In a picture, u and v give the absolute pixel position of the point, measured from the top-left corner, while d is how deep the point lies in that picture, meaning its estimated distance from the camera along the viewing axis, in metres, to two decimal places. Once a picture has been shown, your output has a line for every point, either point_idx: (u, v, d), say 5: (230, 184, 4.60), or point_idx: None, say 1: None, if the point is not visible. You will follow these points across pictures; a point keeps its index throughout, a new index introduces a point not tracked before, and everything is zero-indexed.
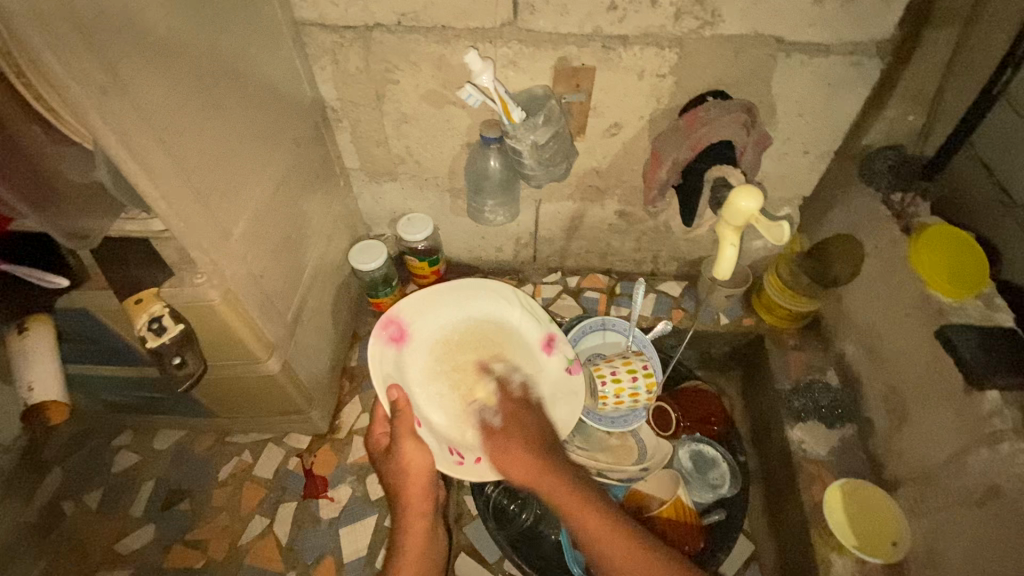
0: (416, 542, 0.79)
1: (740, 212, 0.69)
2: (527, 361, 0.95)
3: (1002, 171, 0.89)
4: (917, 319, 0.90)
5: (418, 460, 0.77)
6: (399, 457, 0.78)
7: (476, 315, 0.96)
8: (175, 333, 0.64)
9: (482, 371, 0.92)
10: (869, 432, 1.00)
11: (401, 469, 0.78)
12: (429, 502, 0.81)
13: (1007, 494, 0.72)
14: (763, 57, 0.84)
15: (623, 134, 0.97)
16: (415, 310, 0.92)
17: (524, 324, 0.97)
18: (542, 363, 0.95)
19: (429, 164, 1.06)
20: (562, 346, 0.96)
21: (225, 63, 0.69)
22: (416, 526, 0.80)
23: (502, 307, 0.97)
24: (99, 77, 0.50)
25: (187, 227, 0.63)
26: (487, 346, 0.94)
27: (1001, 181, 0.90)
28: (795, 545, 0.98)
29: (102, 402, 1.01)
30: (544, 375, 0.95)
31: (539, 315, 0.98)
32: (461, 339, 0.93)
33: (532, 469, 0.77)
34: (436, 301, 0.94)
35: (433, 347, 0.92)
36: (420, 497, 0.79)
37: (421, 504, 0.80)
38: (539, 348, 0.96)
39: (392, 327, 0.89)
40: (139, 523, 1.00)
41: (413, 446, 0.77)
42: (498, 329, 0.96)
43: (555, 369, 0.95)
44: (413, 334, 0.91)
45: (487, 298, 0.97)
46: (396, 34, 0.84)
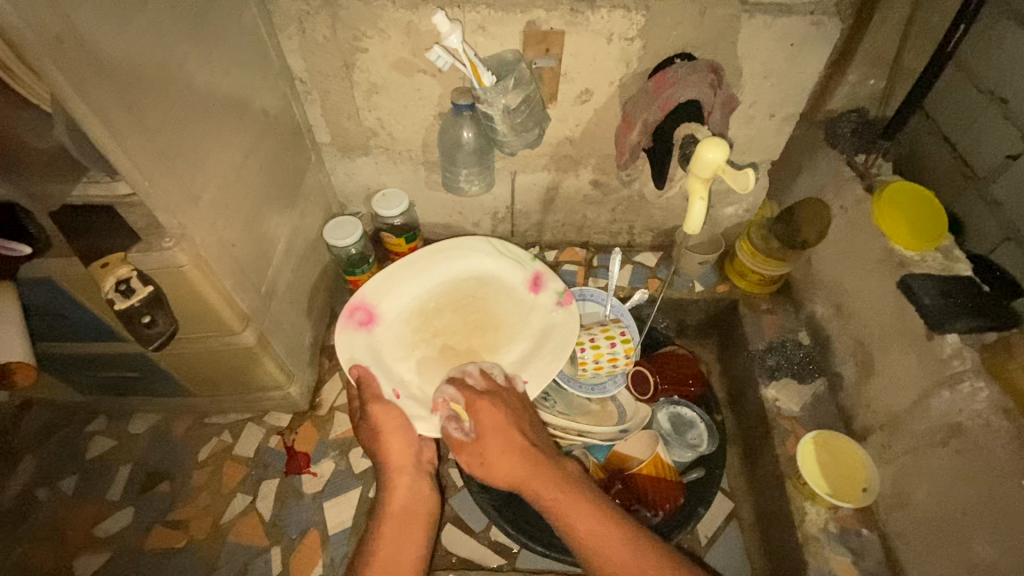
0: (400, 496, 0.80)
1: (707, 164, 0.71)
2: (514, 306, 0.95)
3: (963, 145, 0.95)
4: (880, 273, 0.93)
5: (388, 419, 0.80)
6: (371, 420, 0.81)
7: (453, 276, 0.97)
8: (144, 294, 0.64)
9: (467, 326, 0.93)
10: (840, 386, 1.03)
11: (377, 430, 0.81)
12: (409, 455, 0.81)
13: (968, 431, 0.75)
14: (727, 18, 0.86)
15: (594, 100, 0.98)
16: (381, 290, 0.93)
17: (503, 270, 0.98)
18: (529, 304, 0.95)
19: (402, 136, 1.06)
20: (548, 282, 0.97)
21: (185, 23, 0.68)
22: (400, 482, 0.80)
23: (476, 258, 0.98)
24: (53, 25, 0.48)
25: (152, 187, 0.62)
26: (467, 304, 0.95)
27: (962, 154, 0.96)
28: (771, 497, 1.00)
29: (74, 385, 0.99)
30: (533, 313, 0.95)
31: (516, 257, 0.99)
32: (437, 303, 0.94)
33: (515, 467, 0.74)
34: (403, 274, 0.95)
35: (408, 319, 0.92)
36: (398, 453, 0.81)
37: (400, 461, 0.81)
38: (525, 289, 0.97)
39: (359, 312, 0.90)
40: (117, 506, 0.98)
41: (381, 409, 0.81)
42: (477, 285, 0.97)
43: (545, 305, 0.95)
44: (383, 313, 0.92)
45: (458, 257, 0.98)
46: (363, 0, 0.83)
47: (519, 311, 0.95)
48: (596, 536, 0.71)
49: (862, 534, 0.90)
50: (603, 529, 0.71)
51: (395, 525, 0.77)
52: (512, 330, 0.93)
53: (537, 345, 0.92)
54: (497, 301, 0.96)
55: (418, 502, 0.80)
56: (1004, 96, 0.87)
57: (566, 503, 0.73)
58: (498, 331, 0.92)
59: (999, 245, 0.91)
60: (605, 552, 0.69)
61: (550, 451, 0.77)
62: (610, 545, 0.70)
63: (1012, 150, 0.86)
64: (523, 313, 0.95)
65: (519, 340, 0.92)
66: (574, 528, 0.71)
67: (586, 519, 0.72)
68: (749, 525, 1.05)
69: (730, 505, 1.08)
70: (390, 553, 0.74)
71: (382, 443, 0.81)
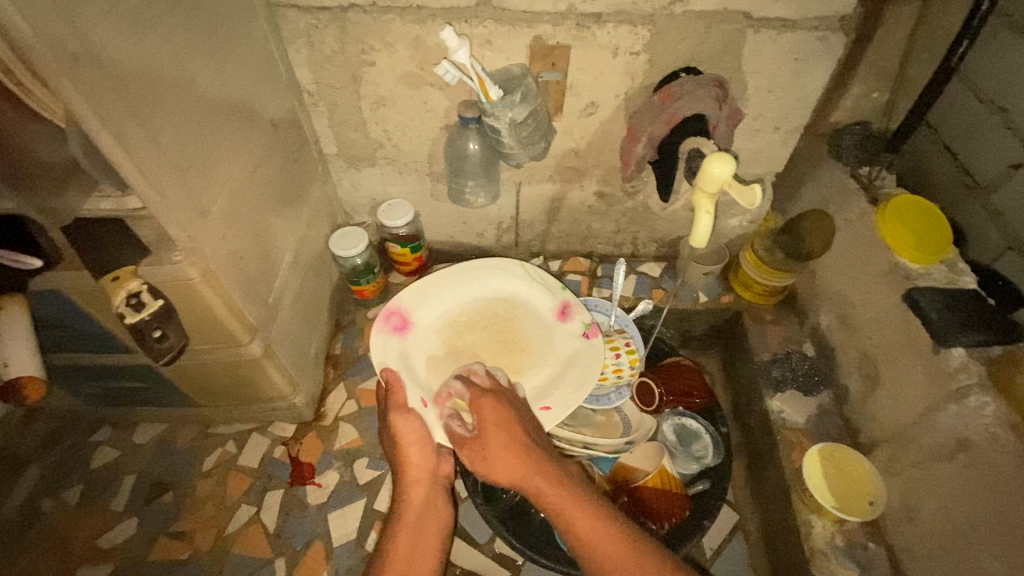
0: (414, 506, 0.80)
1: (713, 179, 0.71)
2: (541, 331, 0.95)
3: (966, 155, 0.95)
4: (886, 285, 0.93)
5: (408, 430, 0.81)
6: (390, 427, 0.82)
7: (484, 294, 0.98)
8: (154, 308, 0.64)
9: (494, 344, 0.93)
10: (845, 398, 1.03)
11: (395, 439, 0.82)
12: (427, 466, 0.82)
13: (976, 445, 0.75)
14: (732, 33, 0.86)
15: (600, 113, 0.98)
16: (417, 299, 0.94)
17: (533, 295, 0.98)
18: (557, 330, 0.95)
19: (408, 148, 1.07)
20: (576, 312, 0.96)
21: (197, 39, 0.69)
22: (416, 492, 0.81)
23: (508, 281, 0.99)
24: (69, 44, 0.49)
25: (164, 202, 0.63)
26: (497, 322, 0.95)
27: (965, 164, 0.96)
28: (777, 510, 1.00)
29: (80, 396, 0.99)
30: (560, 340, 0.94)
31: (547, 283, 0.98)
32: (467, 319, 0.95)
33: (520, 468, 0.72)
34: (438, 288, 0.96)
35: (439, 331, 0.93)
36: (417, 463, 0.82)
37: (419, 472, 0.82)
38: (553, 316, 0.96)
39: (393, 318, 0.91)
40: (121, 517, 0.98)
41: (403, 418, 0.81)
42: (507, 305, 0.97)
43: (572, 333, 0.94)
44: (416, 322, 0.93)
45: (490, 276, 0.99)
46: (371, 15, 0.84)
47: (545, 336, 0.95)
48: (596, 535, 0.69)
49: (869, 547, 0.89)
50: (603, 529, 0.70)
51: (408, 536, 0.76)
52: (537, 353, 0.93)
53: (560, 372, 0.91)
54: (526, 323, 0.96)
55: (432, 517, 0.80)
56: (1006, 107, 0.88)
57: (567, 502, 0.71)
58: (524, 354, 0.93)
59: (1003, 254, 0.91)
60: (605, 552, 0.68)
61: (550, 450, 0.76)
62: (609, 545, 0.69)
63: (1013, 160, 0.87)
64: (550, 338, 0.95)
65: (543, 365, 0.92)
66: (572, 526, 0.71)
67: (586, 518, 0.71)
68: (755, 538, 1.05)
69: (735, 517, 1.08)
70: (405, 560, 0.73)
71: (401, 451, 0.82)
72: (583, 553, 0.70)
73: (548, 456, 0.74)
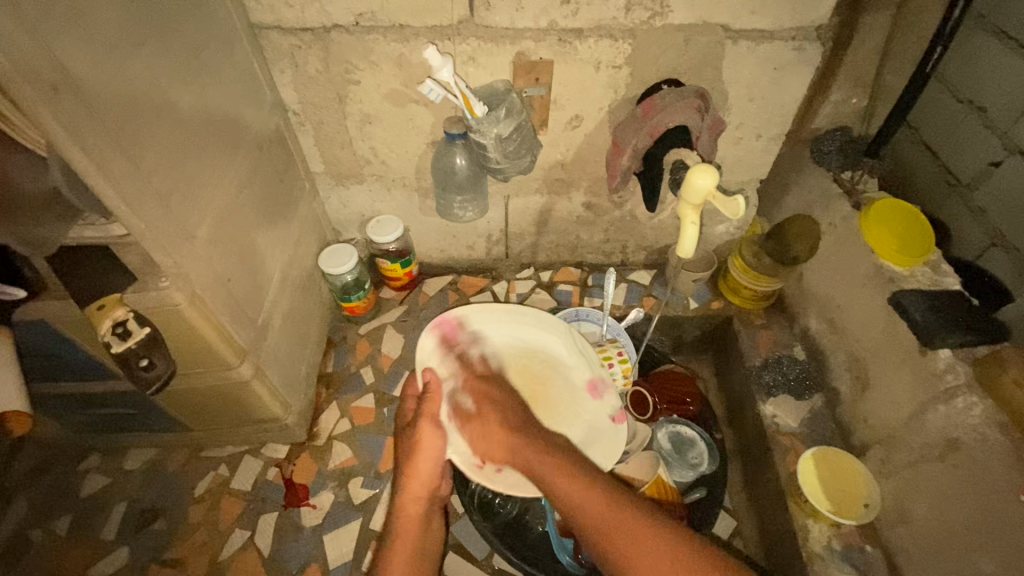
0: (410, 523, 0.77)
1: (697, 190, 0.71)
2: (570, 401, 0.92)
3: (946, 154, 0.98)
4: (872, 288, 0.94)
5: (429, 442, 0.79)
6: (414, 435, 0.80)
7: (529, 341, 0.96)
8: (141, 336, 0.64)
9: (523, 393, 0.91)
10: (837, 401, 1.04)
11: (411, 450, 0.79)
12: (428, 485, 0.79)
13: (965, 445, 0.76)
14: (711, 45, 0.88)
15: (584, 126, 0.99)
16: (473, 319, 0.94)
17: (573, 361, 0.95)
18: (586, 406, 0.91)
19: (395, 164, 1.07)
20: (610, 394, 0.92)
21: (178, 64, 0.68)
22: (411, 508, 0.78)
23: (556, 341, 0.96)
24: (49, 76, 0.49)
25: (148, 228, 0.62)
26: (531, 375, 0.93)
27: (945, 163, 0.98)
28: (774, 515, 1.00)
29: (68, 424, 0.98)
30: (586, 415, 0.91)
31: (591, 358, 0.95)
32: (508, 360, 0.93)
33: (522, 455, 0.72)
34: (492, 318, 0.95)
35: (483, 356, 0.92)
36: (422, 480, 0.79)
37: (421, 489, 0.79)
38: (585, 392, 0.92)
39: (444, 331, 0.92)
40: (112, 546, 0.97)
41: (430, 430, 0.79)
42: (547, 361, 0.95)
43: (600, 413, 0.91)
44: (467, 339, 0.93)
45: (541, 328, 0.96)
46: (354, 35, 0.85)
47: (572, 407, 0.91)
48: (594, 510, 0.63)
49: (866, 550, 0.90)
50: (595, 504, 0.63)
51: (410, 549, 0.74)
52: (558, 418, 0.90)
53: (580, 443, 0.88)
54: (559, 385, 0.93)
55: (427, 536, 0.78)
56: (984, 106, 0.90)
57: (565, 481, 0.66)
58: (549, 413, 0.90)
59: (985, 251, 0.93)
60: (599, 530, 0.61)
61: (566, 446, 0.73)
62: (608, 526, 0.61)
63: (994, 157, 0.89)
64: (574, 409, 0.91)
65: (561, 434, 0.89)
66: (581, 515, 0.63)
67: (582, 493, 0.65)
68: (753, 543, 1.05)
69: (733, 523, 1.08)
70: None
71: (414, 464, 0.79)
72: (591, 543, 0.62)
73: (568, 455, 0.71)
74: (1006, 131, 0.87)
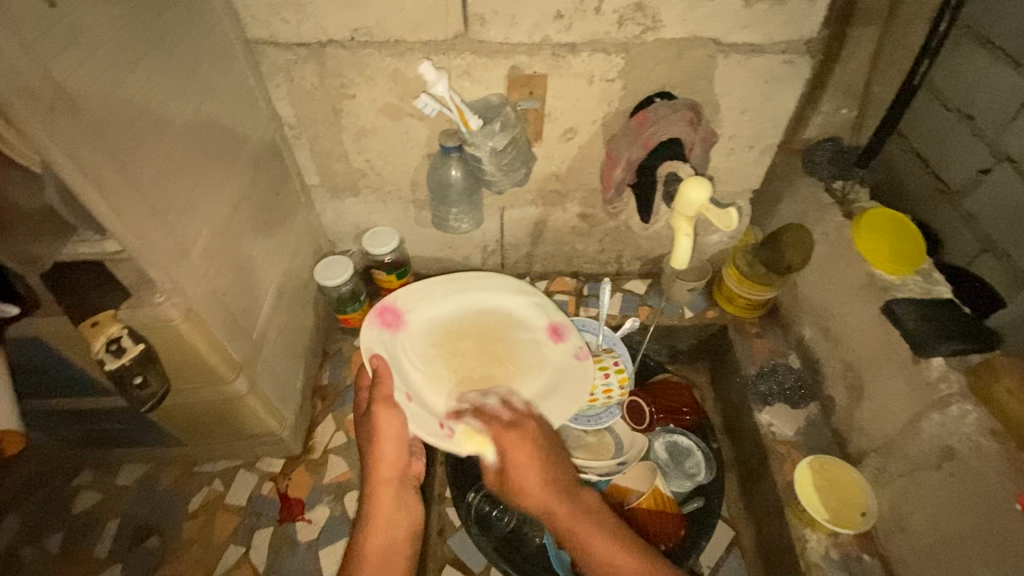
0: (385, 504, 0.78)
1: (690, 203, 0.72)
2: (532, 347, 0.94)
3: (936, 161, 0.99)
4: (865, 297, 0.95)
5: (387, 424, 0.77)
6: (371, 420, 0.78)
7: (475, 304, 0.97)
8: (136, 353, 0.63)
9: (484, 356, 0.92)
10: (832, 409, 1.04)
11: (371, 434, 0.78)
12: (397, 466, 0.78)
13: (960, 454, 0.76)
14: (704, 59, 0.89)
15: (578, 138, 1.00)
16: (413, 299, 0.94)
17: (521, 313, 0.97)
18: (550, 348, 0.94)
19: (391, 177, 1.07)
20: (568, 331, 0.95)
21: (174, 81, 0.69)
22: (383, 492, 0.78)
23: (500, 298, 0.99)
24: (46, 95, 0.49)
25: (142, 244, 0.62)
26: (487, 337, 0.94)
27: (936, 170, 0.99)
28: (772, 525, 1.00)
29: (61, 440, 0.97)
30: (552, 356, 0.93)
31: (543, 304, 0.98)
32: (460, 329, 0.94)
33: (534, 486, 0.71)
34: (435, 290, 0.96)
35: (429, 334, 0.92)
36: (388, 463, 0.78)
37: (389, 473, 0.78)
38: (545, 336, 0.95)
39: (386, 313, 0.91)
40: (104, 564, 0.95)
41: (386, 412, 0.77)
42: (499, 318, 0.97)
43: (563, 351, 0.94)
44: (411, 320, 0.92)
45: (484, 287, 0.99)
46: (350, 50, 0.86)
47: (537, 354, 0.93)
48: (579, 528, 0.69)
49: (864, 559, 0.89)
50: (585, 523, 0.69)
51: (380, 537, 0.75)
52: (530, 367, 0.92)
53: (549, 387, 0.90)
54: (518, 339, 0.95)
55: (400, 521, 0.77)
56: (972, 114, 0.91)
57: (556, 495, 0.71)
58: (514, 366, 0.91)
59: (976, 258, 0.93)
60: (595, 553, 0.68)
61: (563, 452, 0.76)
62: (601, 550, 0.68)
63: (983, 165, 0.90)
64: (540, 352, 0.94)
65: (536, 380, 0.90)
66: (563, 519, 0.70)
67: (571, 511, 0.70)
68: (751, 553, 1.05)
69: (731, 533, 1.08)
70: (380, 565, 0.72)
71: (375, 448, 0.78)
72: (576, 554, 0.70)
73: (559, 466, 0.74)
74: (993, 139, 0.88)
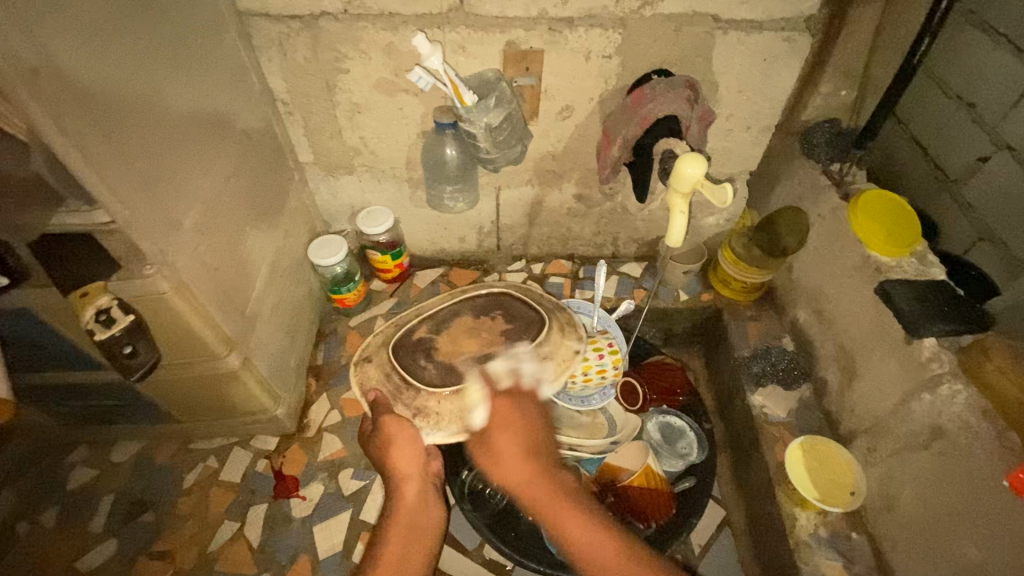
0: (408, 506, 0.71)
1: (686, 179, 0.71)
2: None
3: (936, 149, 0.98)
4: (859, 279, 0.95)
5: (398, 429, 0.73)
6: (382, 429, 0.74)
7: None
8: (125, 323, 0.63)
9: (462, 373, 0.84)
10: (824, 391, 1.05)
11: (384, 440, 0.73)
12: (418, 462, 0.73)
13: (949, 433, 0.77)
14: (702, 36, 0.88)
15: (575, 116, 0.99)
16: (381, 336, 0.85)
17: None
18: None
19: (385, 155, 1.06)
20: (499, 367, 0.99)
21: (163, 50, 0.68)
22: (409, 490, 0.72)
23: None
24: (29, 58, 0.48)
25: (132, 215, 0.61)
26: None
27: (936, 158, 0.98)
28: (763, 504, 1.01)
29: (53, 416, 0.97)
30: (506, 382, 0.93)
31: None
32: None
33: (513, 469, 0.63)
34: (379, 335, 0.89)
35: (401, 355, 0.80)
36: (407, 460, 0.73)
37: (410, 469, 0.73)
38: None
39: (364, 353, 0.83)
40: (99, 539, 0.96)
41: (396, 417, 0.74)
42: None
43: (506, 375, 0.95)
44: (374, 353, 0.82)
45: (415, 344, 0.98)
46: (343, 22, 0.84)
47: None
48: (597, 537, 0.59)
49: (852, 538, 0.91)
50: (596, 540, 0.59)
51: (399, 536, 0.68)
52: None
53: None
54: None
55: (426, 521, 0.71)
56: (973, 101, 0.90)
57: (555, 503, 0.60)
58: None
59: (973, 245, 0.95)
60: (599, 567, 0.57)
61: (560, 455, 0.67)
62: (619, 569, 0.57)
63: (982, 153, 0.90)
64: None
65: None
66: (560, 530, 0.60)
67: (581, 528, 0.59)
68: (741, 532, 1.06)
69: (722, 513, 1.09)
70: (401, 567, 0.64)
71: (388, 454, 0.73)
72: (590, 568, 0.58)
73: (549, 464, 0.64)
74: (994, 126, 0.87)
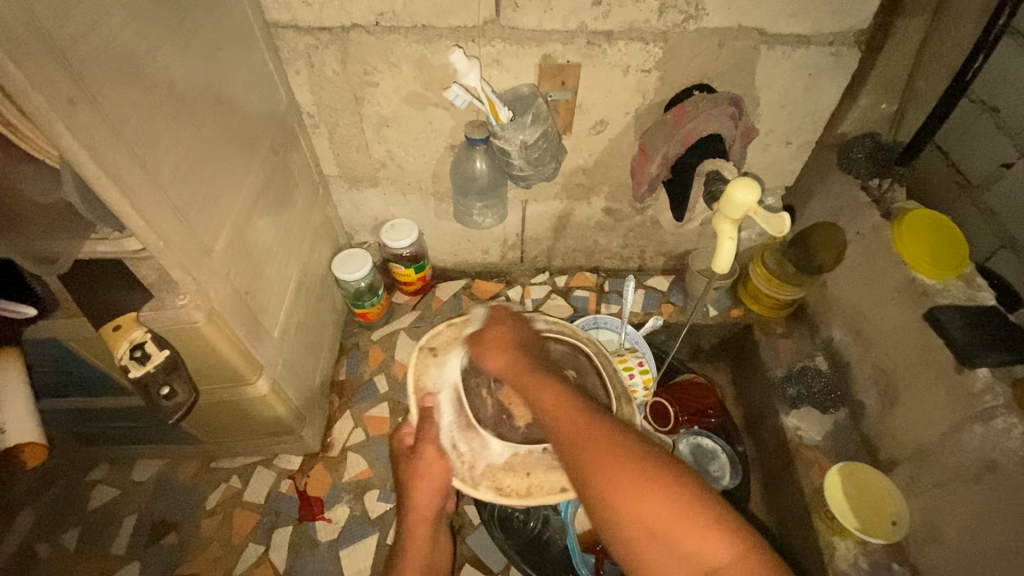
0: (420, 545, 0.74)
1: (737, 205, 0.68)
2: None
3: (956, 153, 0.97)
4: (903, 302, 0.92)
5: (431, 477, 0.71)
6: (412, 464, 0.72)
7: None
8: (159, 360, 0.61)
9: None
10: (862, 414, 1.02)
11: (410, 476, 0.72)
12: (435, 507, 0.74)
13: (1003, 468, 0.74)
14: (746, 50, 0.85)
15: (609, 131, 0.96)
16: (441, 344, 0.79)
17: None
18: None
19: (411, 168, 1.03)
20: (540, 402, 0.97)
21: (195, 67, 0.65)
22: (420, 530, 0.75)
23: None
24: (65, 88, 0.45)
25: (165, 244, 0.59)
26: None
27: (956, 163, 0.98)
28: (798, 531, 0.99)
29: (75, 436, 0.95)
30: None
31: None
32: None
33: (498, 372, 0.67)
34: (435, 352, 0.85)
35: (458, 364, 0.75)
36: (425, 503, 0.73)
37: (427, 512, 0.74)
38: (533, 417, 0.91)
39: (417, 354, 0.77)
40: (122, 561, 0.94)
41: (434, 457, 0.70)
42: None
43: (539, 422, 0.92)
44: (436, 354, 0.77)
45: None
46: (374, 35, 0.81)
47: None
48: (581, 432, 0.55)
49: (893, 569, 0.88)
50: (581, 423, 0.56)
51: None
52: None
53: None
54: None
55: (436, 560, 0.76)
56: (997, 106, 0.89)
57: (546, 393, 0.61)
58: None
59: (995, 252, 0.94)
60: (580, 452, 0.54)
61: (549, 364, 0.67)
62: (589, 441, 0.54)
63: (1005, 158, 0.89)
64: None
65: None
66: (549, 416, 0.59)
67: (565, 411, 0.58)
68: None
69: None
70: None
71: (413, 491, 0.72)
72: (574, 471, 0.55)
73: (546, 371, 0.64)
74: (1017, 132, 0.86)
